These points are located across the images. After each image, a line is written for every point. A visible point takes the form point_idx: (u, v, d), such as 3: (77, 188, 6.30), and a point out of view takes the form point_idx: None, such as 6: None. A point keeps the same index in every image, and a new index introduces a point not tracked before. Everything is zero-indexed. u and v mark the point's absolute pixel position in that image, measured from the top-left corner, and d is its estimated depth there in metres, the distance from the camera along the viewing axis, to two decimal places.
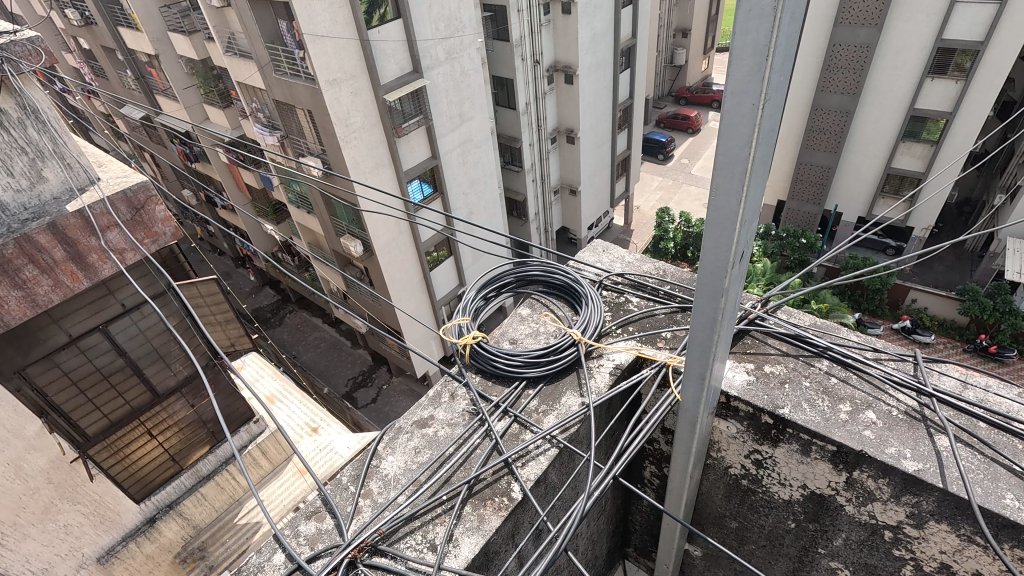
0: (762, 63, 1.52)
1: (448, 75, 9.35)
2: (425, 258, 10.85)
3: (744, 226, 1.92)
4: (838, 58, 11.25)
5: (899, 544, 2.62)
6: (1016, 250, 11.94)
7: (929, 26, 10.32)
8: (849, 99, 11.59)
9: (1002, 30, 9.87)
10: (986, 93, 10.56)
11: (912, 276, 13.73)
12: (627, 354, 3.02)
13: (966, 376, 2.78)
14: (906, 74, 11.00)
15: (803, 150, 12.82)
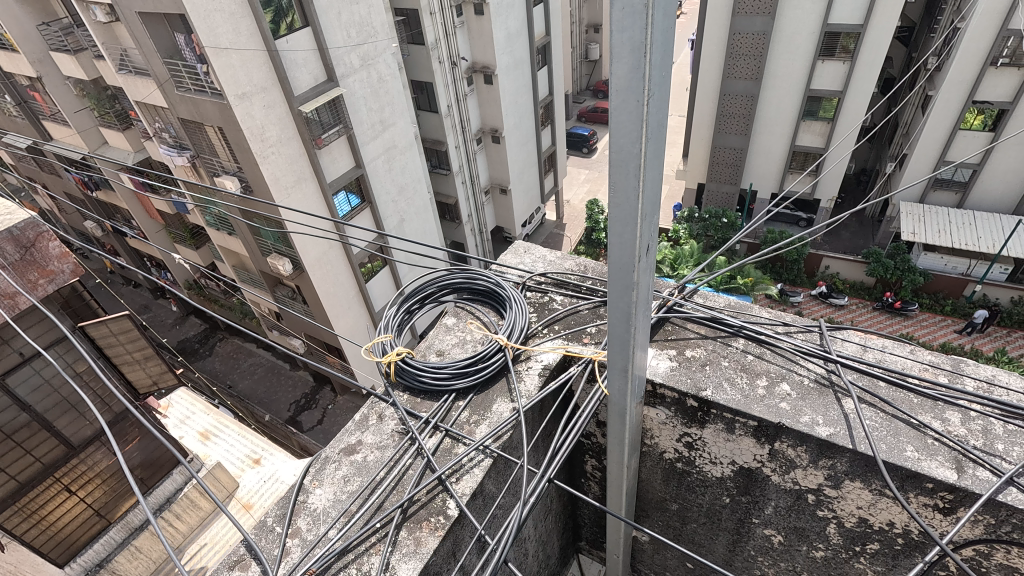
0: (641, 59, 1.54)
1: (365, 82, 9.07)
2: (358, 270, 10.50)
3: (645, 221, 1.95)
4: (739, 46, 11.90)
5: (822, 505, 2.76)
6: (910, 213, 13.13)
7: (815, 13, 11.10)
8: (752, 84, 12.28)
9: (878, 12, 10.74)
10: (870, 72, 11.48)
11: (822, 245, 14.72)
12: (554, 354, 3.03)
13: (866, 339, 2.97)
14: (800, 58, 11.78)
15: (716, 134, 13.47)
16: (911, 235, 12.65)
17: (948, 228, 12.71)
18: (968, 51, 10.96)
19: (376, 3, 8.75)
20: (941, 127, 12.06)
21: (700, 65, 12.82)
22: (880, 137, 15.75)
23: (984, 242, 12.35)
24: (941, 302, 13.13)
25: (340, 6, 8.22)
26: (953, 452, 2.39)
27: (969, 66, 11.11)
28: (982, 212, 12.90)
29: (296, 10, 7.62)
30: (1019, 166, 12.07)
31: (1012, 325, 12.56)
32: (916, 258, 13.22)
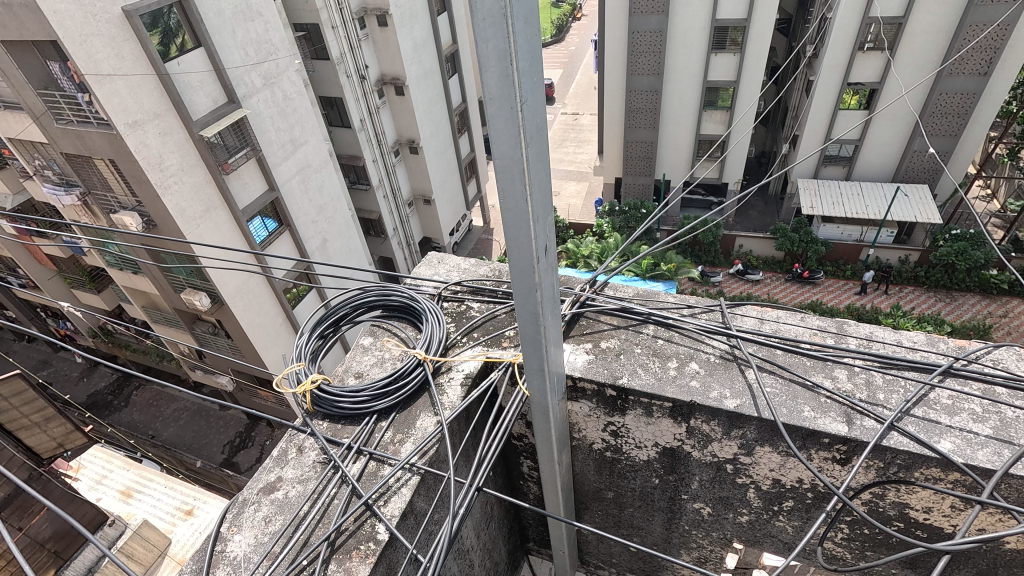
0: (508, 67, 1.58)
1: (269, 101, 8.67)
2: (284, 297, 10.02)
3: (537, 223, 1.99)
4: (639, 44, 12.51)
5: (739, 472, 2.93)
6: (807, 188, 14.23)
7: (704, 9, 11.92)
8: (655, 79, 12.95)
9: (758, 6, 11.66)
10: (758, 61, 12.39)
11: (734, 226, 15.63)
12: (474, 362, 3.02)
13: (763, 312, 3.18)
14: (695, 52, 12.55)
15: (627, 129, 14.06)
16: (810, 209, 13.77)
17: (840, 200, 13.88)
18: (838, 38, 12.09)
19: (273, 19, 8.41)
20: (825, 109, 13.19)
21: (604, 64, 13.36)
22: (773, 121, 16.97)
23: (871, 208, 13.58)
24: (843, 268, 14.30)
25: (234, 24, 7.82)
26: (843, 407, 2.61)
27: (841, 52, 12.25)
28: (867, 183, 14.17)
29: (185, 30, 7.19)
30: (892, 139, 13.39)
31: (902, 282, 13.86)
32: (817, 229, 14.38)
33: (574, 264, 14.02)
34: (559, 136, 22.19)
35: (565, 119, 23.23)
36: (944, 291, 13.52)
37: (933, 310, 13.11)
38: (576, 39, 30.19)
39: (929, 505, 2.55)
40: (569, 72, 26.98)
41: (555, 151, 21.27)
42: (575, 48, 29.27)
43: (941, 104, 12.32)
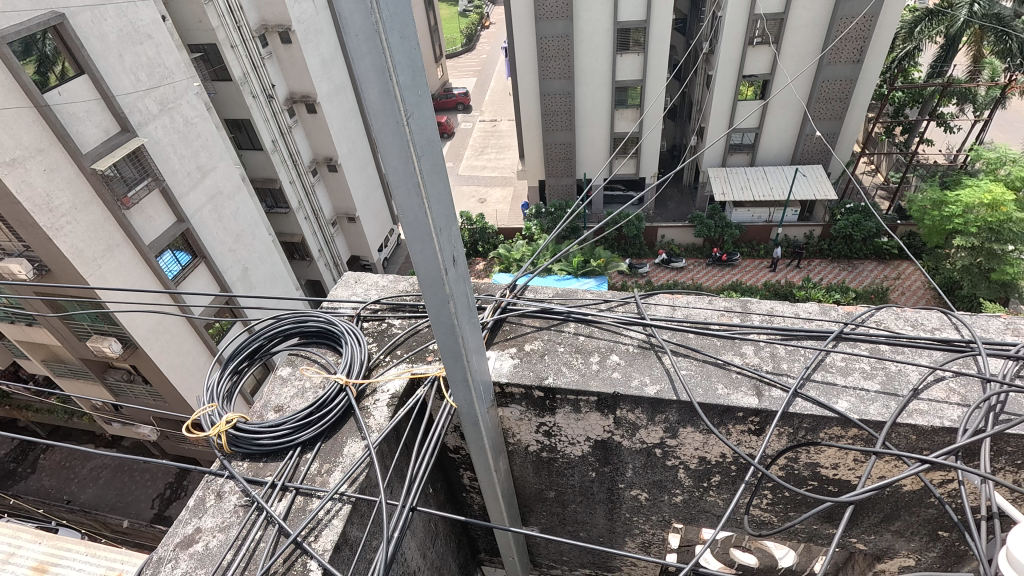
0: (388, 82, 1.58)
1: (169, 127, 8.14)
2: (208, 333, 9.40)
3: (440, 235, 1.99)
4: (548, 49, 12.94)
5: (668, 455, 3.04)
6: (717, 176, 15.12)
7: (606, 13, 12.50)
8: (566, 83, 13.44)
9: (655, 9, 12.38)
10: (660, 60, 13.13)
11: (655, 218, 16.30)
12: (399, 380, 2.97)
13: (674, 299, 3.34)
14: (601, 54, 13.11)
15: (545, 133, 14.45)
16: (723, 196, 14.71)
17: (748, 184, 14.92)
18: (730, 35, 12.97)
19: (165, 41, 7.92)
20: (725, 101, 14.08)
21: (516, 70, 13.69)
22: (680, 116, 17.88)
23: (776, 190, 14.72)
24: (756, 248, 15.25)
25: (120, 48, 7.28)
26: (752, 381, 2.78)
27: (733, 47, 13.14)
28: (769, 167, 15.22)
29: (63, 57, 6.63)
30: (786, 126, 14.48)
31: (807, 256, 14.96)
32: (730, 214, 15.32)
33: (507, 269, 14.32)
34: (480, 143, 22.32)
35: (484, 126, 23.41)
36: (845, 262, 14.72)
37: (837, 279, 14.24)
38: (487, 47, 30.60)
39: (836, 461, 2.75)
40: (484, 80, 27.25)
41: (477, 158, 21.38)
42: (487, 56, 29.65)
43: (825, 91, 13.46)
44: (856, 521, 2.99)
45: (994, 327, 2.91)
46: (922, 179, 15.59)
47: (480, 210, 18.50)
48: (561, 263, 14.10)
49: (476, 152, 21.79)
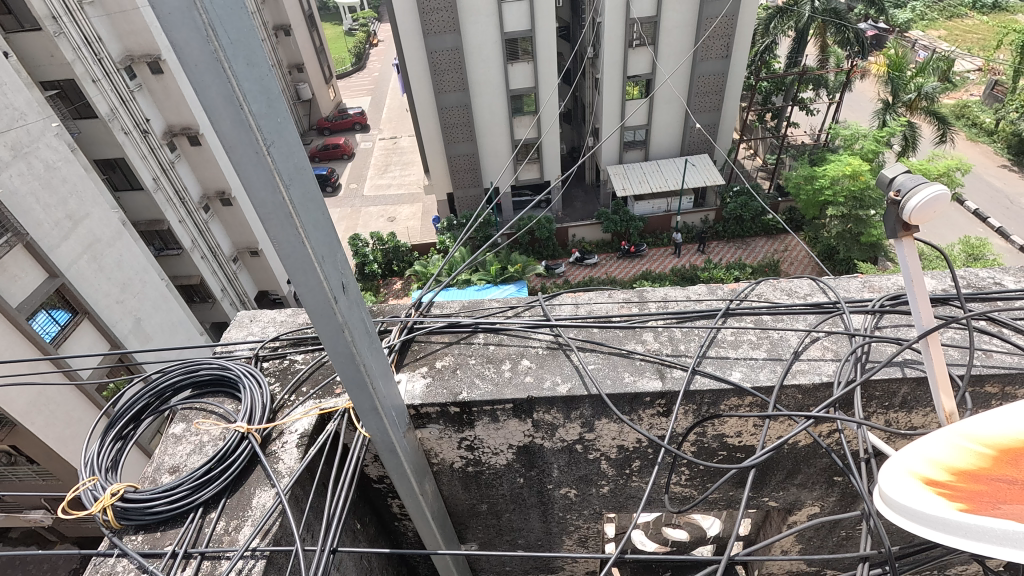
0: (240, 111, 1.50)
1: (26, 174, 7.24)
2: (102, 396, 8.50)
3: (323, 264, 1.92)
4: (440, 62, 13.08)
5: (588, 449, 3.12)
6: (616, 174, 15.86)
7: (492, 24, 12.83)
8: (462, 95, 13.64)
9: (538, 19, 12.85)
10: (550, 67, 13.64)
11: (565, 218, 16.78)
12: (308, 418, 2.82)
13: (577, 298, 3.45)
14: (493, 64, 13.42)
15: (448, 145, 14.57)
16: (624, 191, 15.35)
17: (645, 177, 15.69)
18: (611, 39, 13.68)
19: (12, 80, 7.11)
20: (614, 102, 14.83)
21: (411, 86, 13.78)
22: (575, 118, 18.55)
23: (671, 180, 15.50)
24: (660, 237, 16.13)
25: None
26: (654, 365, 2.92)
27: (615, 50, 13.87)
28: (663, 160, 16.14)
29: None
30: (672, 120, 15.45)
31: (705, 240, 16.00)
32: (632, 208, 16.08)
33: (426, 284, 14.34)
34: (382, 162, 21.90)
35: (385, 144, 23.02)
36: (739, 241, 15.91)
37: (734, 258, 15.36)
38: (378, 65, 30.21)
39: (738, 429, 2.94)
40: (378, 98, 26.85)
41: (381, 177, 20.96)
42: (379, 74, 29.28)
43: (702, 85, 14.51)
44: (765, 481, 3.22)
45: (854, 286, 3.25)
46: (794, 158, 17.17)
47: (391, 229, 18.13)
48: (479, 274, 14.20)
49: (379, 171, 21.35)
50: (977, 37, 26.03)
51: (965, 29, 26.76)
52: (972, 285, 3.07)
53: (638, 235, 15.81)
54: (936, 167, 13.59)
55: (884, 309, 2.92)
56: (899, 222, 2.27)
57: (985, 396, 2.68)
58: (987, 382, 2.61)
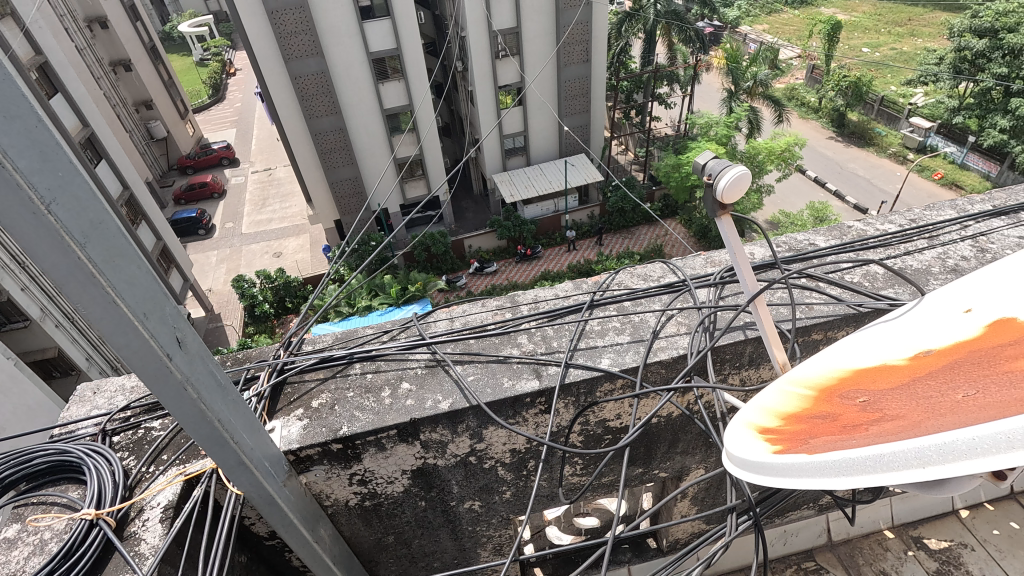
0: (4, 169, 1.37)
1: None
2: None
3: (148, 322, 1.77)
4: (306, 88, 12.73)
5: (483, 458, 3.14)
6: (503, 181, 16.09)
7: (356, 45, 12.65)
8: (335, 118, 13.35)
9: (402, 37, 12.87)
10: (421, 84, 13.70)
11: (460, 230, 16.85)
12: (172, 488, 2.58)
13: (451, 312, 3.51)
14: (362, 86, 13.24)
15: (328, 171, 14.17)
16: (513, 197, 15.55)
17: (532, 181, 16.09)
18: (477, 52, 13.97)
19: None
20: (490, 112, 15.16)
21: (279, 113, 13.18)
22: (452, 131, 18.72)
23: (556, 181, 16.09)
24: (553, 237, 16.66)
25: None
26: (531, 365, 3.01)
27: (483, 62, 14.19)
28: (545, 163, 16.72)
29: None
30: (547, 125, 16.04)
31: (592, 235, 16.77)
32: (523, 212, 16.45)
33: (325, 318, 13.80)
34: (259, 196, 20.59)
35: (259, 177, 21.67)
36: (623, 231, 16.85)
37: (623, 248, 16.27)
38: (239, 95, 28.50)
39: (617, 412, 3.11)
40: (244, 129, 25.33)
41: (260, 213, 19.69)
42: (241, 104, 27.64)
43: (569, 90, 15.24)
44: (652, 454, 3.43)
45: (699, 263, 3.59)
46: (661, 149, 18.54)
47: (278, 265, 17.11)
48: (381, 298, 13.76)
49: (256, 206, 20.04)
50: (793, 28, 29.74)
51: (783, 23, 30.46)
52: (794, 248, 3.50)
53: (531, 238, 16.18)
54: (779, 145, 15.27)
55: (724, 280, 3.25)
56: (715, 201, 2.53)
57: (813, 342, 3.07)
58: (813, 331, 2.98)
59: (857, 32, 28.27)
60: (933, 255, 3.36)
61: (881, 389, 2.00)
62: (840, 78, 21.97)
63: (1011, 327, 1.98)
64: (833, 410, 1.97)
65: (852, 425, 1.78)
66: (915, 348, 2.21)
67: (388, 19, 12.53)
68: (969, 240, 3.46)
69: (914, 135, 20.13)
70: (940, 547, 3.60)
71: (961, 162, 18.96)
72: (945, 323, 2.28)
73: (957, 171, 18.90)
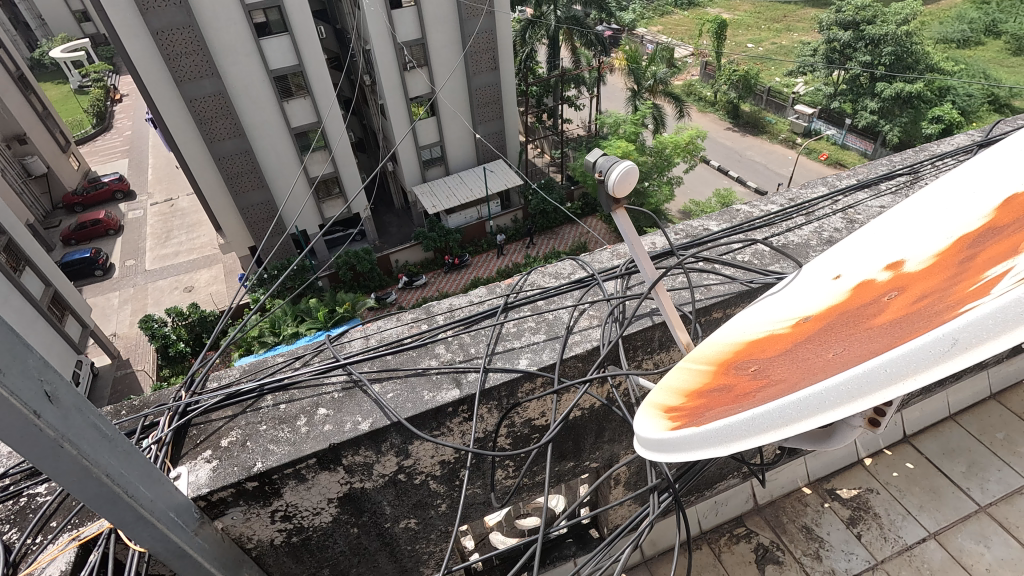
0: None
1: None
2: None
3: (9, 377, 1.58)
4: (202, 110, 12.03)
5: (413, 474, 3.06)
6: (423, 193, 15.90)
7: (254, 63, 12.10)
8: (238, 141, 12.70)
9: (303, 52, 12.46)
10: (327, 99, 13.31)
11: (383, 246, 16.49)
12: (66, 555, 2.35)
13: (365, 331, 3.46)
14: (265, 105, 12.68)
15: (236, 196, 13.45)
16: (435, 208, 15.39)
17: (453, 191, 15.99)
18: (384, 65, 13.77)
19: None
20: (402, 124, 14.96)
21: (176, 140, 12.40)
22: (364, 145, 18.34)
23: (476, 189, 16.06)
24: (479, 244, 16.69)
25: None
26: (450, 375, 3.00)
27: (391, 75, 14.00)
28: (464, 172, 16.70)
29: None
30: (462, 134, 16.00)
31: (518, 238, 16.96)
32: (447, 222, 16.35)
33: (249, 350, 13.05)
34: (160, 229, 19.19)
35: (160, 209, 20.20)
36: (548, 232, 17.18)
37: (549, 249, 16.60)
38: (127, 122, 26.46)
39: (541, 409, 3.16)
40: (137, 158, 23.55)
41: (164, 247, 18.36)
42: (131, 131, 25.69)
43: (481, 97, 15.30)
44: (582, 446, 3.51)
45: (605, 257, 3.75)
46: (574, 150, 19.08)
47: (189, 299, 16.02)
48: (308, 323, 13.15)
49: (158, 240, 18.66)
50: (685, 28, 31.57)
51: (675, 23, 32.26)
52: (691, 234, 3.72)
53: (458, 247, 16.11)
54: (682, 138, 16.15)
55: (628, 271, 3.41)
56: (609, 196, 2.63)
57: (714, 321, 3.27)
58: (712, 310, 3.17)
59: (741, 29, 30.46)
60: (810, 229, 3.68)
61: (769, 356, 2.15)
62: (730, 72, 23.59)
63: (872, 288, 2.19)
64: (728, 382, 2.09)
65: (742, 394, 1.90)
66: (796, 315, 2.40)
67: (287, 35, 12.08)
68: (839, 213, 3.81)
69: (799, 121, 21.91)
70: (852, 495, 3.87)
71: (841, 143, 20.84)
72: (821, 291, 2.48)
73: (839, 151, 20.78)
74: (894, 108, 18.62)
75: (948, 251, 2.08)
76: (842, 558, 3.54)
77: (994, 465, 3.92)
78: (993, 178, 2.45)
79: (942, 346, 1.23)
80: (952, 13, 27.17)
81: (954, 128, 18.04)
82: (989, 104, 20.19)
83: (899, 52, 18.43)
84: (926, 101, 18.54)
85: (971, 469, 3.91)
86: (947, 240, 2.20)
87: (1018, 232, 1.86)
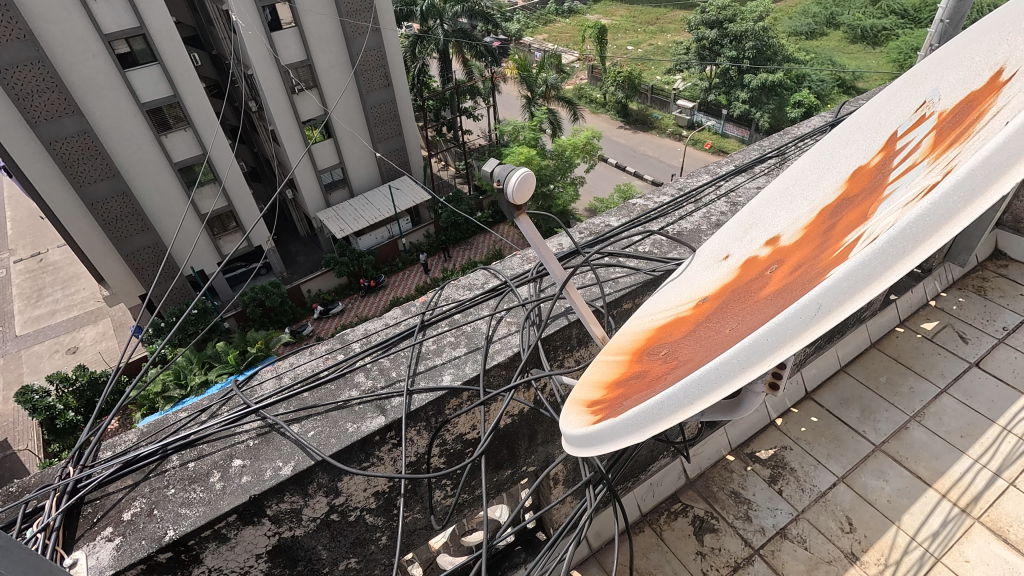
0: None
1: None
2: None
3: None
4: (66, 152, 10.94)
5: (345, 512, 2.89)
6: (328, 217, 15.34)
7: (122, 97, 11.15)
8: (112, 182, 11.66)
9: (178, 82, 11.63)
10: (211, 130, 12.50)
11: (291, 277, 15.74)
12: None
13: (276, 369, 3.28)
14: (140, 141, 11.71)
15: (116, 242, 12.33)
16: (343, 232, 14.89)
17: (360, 212, 15.58)
18: (270, 89, 13.17)
19: None
20: (297, 149, 14.36)
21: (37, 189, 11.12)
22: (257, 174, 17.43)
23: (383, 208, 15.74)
24: (393, 264, 16.36)
25: None
26: (373, 403, 2.90)
27: (279, 99, 13.42)
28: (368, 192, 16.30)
29: None
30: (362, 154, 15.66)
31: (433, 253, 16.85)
32: (357, 245, 15.87)
33: (153, 407, 11.94)
34: (30, 289, 17.12)
35: (26, 266, 18.02)
36: (462, 244, 17.21)
37: (465, 260, 16.65)
38: None
39: (471, 423, 3.14)
40: None
41: (36, 307, 16.39)
42: None
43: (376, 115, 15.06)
44: (516, 453, 3.52)
45: (516, 264, 3.81)
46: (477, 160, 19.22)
47: (74, 362, 14.42)
48: (217, 368, 12.26)
49: (28, 301, 16.63)
50: (568, 36, 32.81)
51: (559, 31, 33.43)
52: (595, 232, 3.86)
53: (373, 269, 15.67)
54: (579, 139, 16.73)
55: (540, 274, 3.50)
56: (510, 204, 2.68)
57: (625, 311, 3.42)
58: (623, 302, 3.31)
59: (620, 33, 32.14)
60: (700, 215, 3.96)
61: (676, 339, 2.27)
62: (615, 75, 24.82)
63: (756, 263, 2.38)
64: (642, 369, 2.19)
65: (654, 378, 2.00)
66: (695, 297, 2.56)
67: (156, 64, 11.24)
68: (723, 198, 4.12)
69: (683, 115, 23.36)
70: (769, 454, 4.16)
71: (721, 132, 22.45)
72: (715, 271, 2.67)
73: (720, 139, 22.37)
74: (762, 96, 20.57)
75: (813, 224, 2.31)
76: (769, 515, 3.81)
77: (882, 406, 4.39)
78: (842, 153, 2.74)
79: (810, 312, 1.36)
80: (798, 10, 30.24)
81: (813, 110, 19.95)
82: (839, 87, 22.57)
83: (760, 47, 20.29)
84: (787, 89, 20.47)
85: (864, 413, 4.35)
86: (812, 213, 2.44)
87: (865, 201, 2.10)
